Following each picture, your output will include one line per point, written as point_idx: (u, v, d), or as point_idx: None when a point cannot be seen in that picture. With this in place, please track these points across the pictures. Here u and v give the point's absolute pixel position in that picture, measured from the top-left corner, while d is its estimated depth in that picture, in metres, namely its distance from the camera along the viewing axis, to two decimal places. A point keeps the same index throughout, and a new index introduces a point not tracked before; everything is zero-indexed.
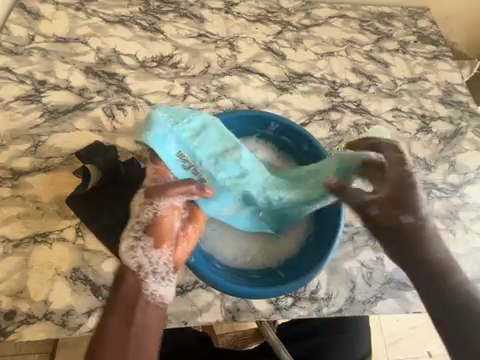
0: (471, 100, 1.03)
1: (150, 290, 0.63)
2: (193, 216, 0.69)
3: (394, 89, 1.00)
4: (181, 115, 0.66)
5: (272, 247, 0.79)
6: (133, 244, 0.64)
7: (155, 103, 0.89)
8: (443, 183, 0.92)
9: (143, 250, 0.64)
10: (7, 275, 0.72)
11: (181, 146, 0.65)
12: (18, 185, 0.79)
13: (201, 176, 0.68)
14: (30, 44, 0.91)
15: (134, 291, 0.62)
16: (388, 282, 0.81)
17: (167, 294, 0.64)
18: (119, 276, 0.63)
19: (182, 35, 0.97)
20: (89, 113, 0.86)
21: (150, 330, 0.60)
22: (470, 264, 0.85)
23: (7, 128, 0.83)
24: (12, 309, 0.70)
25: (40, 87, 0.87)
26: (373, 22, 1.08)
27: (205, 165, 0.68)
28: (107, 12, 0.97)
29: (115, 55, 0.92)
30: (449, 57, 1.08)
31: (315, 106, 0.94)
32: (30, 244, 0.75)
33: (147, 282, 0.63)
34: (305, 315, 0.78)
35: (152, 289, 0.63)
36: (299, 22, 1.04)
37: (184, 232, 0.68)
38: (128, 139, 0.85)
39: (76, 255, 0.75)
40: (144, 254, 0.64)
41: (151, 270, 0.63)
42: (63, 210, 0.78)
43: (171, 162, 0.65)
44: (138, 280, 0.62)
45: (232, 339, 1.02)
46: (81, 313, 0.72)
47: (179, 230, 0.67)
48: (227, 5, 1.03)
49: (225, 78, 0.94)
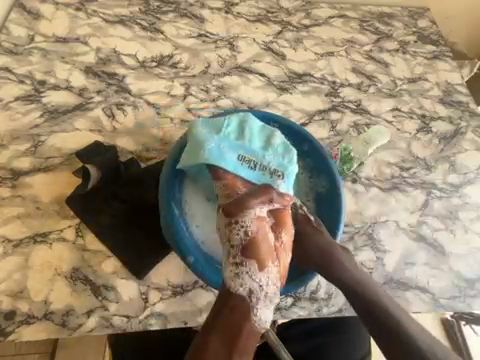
0: (471, 100, 1.03)
1: (258, 315, 0.67)
2: (281, 223, 0.74)
3: (394, 89, 1.00)
4: (220, 123, 0.75)
5: None
6: (236, 271, 0.68)
7: (155, 103, 0.89)
8: (443, 183, 0.92)
9: (249, 276, 0.68)
10: (7, 275, 0.72)
11: (235, 149, 0.74)
12: (18, 185, 0.79)
13: (271, 166, 0.74)
14: (30, 44, 0.91)
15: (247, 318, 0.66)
16: (388, 281, 0.81)
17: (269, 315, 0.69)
18: (226, 296, 0.67)
19: (182, 35, 0.97)
20: (89, 113, 0.86)
21: (247, 358, 0.64)
22: (470, 264, 0.85)
23: (7, 128, 0.82)
24: (12, 309, 0.70)
25: (40, 87, 0.87)
26: (373, 22, 1.08)
27: (267, 157, 0.74)
28: (107, 12, 0.96)
29: (115, 55, 0.92)
30: (449, 57, 1.08)
31: (315, 106, 0.94)
32: (30, 244, 0.75)
33: (256, 307, 0.67)
34: (305, 315, 0.77)
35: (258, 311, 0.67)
36: (299, 22, 1.04)
37: (279, 243, 0.73)
38: (128, 139, 0.85)
39: (76, 255, 0.75)
40: (251, 279, 0.68)
41: (262, 295, 0.68)
42: (63, 210, 0.78)
43: (239, 169, 0.73)
44: (247, 304, 0.67)
45: None
46: (81, 313, 0.72)
47: (275, 242, 0.72)
48: (227, 5, 1.03)
49: (225, 79, 0.94)
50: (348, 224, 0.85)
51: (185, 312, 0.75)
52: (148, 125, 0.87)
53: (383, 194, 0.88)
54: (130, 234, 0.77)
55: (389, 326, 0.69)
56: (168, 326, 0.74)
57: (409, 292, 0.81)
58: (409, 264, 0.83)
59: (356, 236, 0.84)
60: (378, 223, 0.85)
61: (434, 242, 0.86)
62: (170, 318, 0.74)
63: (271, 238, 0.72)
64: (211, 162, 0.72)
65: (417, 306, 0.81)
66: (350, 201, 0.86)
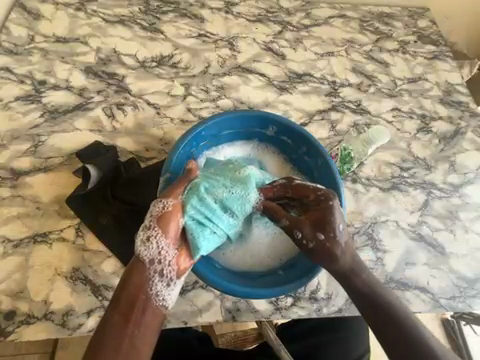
0: (471, 100, 1.03)
1: (155, 290, 0.60)
2: (161, 224, 0.63)
3: (394, 89, 1.00)
4: (233, 206, 0.69)
5: (273, 246, 0.78)
6: (158, 252, 0.62)
7: (155, 103, 0.89)
8: (443, 183, 0.92)
9: (158, 246, 0.62)
10: (7, 275, 0.71)
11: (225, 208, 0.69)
12: (18, 185, 0.78)
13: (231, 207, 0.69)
14: (30, 44, 0.91)
15: (139, 271, 0.60)
16: (388, 281, 0.81)
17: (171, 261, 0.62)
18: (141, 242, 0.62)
19: (181, 35, 0.97)
20: (89, 113, 0.86)
21: (141, 344, 0.57)
22: (469, 263, 0.85)
23: (7, 128, 0.82)
24: (12, 309, 0.70)
25: (40, 87, 0.87)
26: (373, 22, 1.09)
27: (220, 196, 0.68)
28: (107, 12, 0.97)
29: (115, 55, 0.92)
30: (449, 57, 1.08)
31: (315, 106, 0.94)
32: (30, 244, 0.74)
33: (153, 282, 0.61)
34: (305, 315, 0.77)
35: (157, 291, 0.61)
36: (299, 22, 1.04)
37: (163, 215, 0.64)
38: (128, 139, 0.85)
39: (76, 256, 0.75)
40: (156, 253, 0.61)
41: (162, 258, 0.62)
42: (63, 210, 0.78)
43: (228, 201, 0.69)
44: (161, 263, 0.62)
45: (232, 339, 1.02)
46: (81, 313, 0.71)
47: (161, 217, 0.64)
48: (227, 5, 1.03)
49: (225, 79, 0.93)
50: (349, 224, 0.84)
51: (185, 311, 0.74)
52: (148, 125, 0.86)
53: (383, 194, 0.88)
54: (127, 235, 0.76)
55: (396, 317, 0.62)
56: (168, 326, 0.73)
57: (409, 292, 0.80)
58: (409, 264, 0.83)
59: (356, 236, 0.83)
60: (377, 222, 0.85)
61: (433, 242, 0.86)
62: (170, 317, 0.73)
63: (168, 229, 0.63)
64: (234, 197, 0.69)
65: (417, 305, 0.80)
66: (350, 200, 0.86)
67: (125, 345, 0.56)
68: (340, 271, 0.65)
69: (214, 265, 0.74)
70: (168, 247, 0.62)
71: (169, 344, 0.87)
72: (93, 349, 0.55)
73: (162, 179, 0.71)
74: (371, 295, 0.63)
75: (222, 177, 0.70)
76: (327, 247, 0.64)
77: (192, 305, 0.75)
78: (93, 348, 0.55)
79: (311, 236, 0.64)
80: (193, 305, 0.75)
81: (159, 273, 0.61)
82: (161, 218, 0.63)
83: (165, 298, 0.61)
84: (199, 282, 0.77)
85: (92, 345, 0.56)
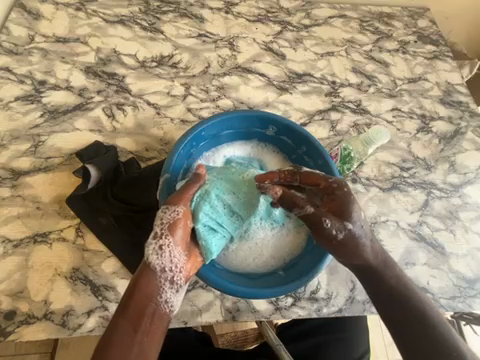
0: (471, 100, 1.03)
1: (164, 297, 0.58)
2: (173, 230, 0.61)
3: (394, 89, 1.00)
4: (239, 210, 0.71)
5: (274, 246, 0.78)
6: (170, 259, 0.59)
7: (155, 103, 0.89)
8: (443, 183, 0.92)
9: (170, 253, 0.59)
10: (7, 275, 0.71)
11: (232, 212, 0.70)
12: (18, 185, 0.78)
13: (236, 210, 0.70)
14: (30, 44, 0.91)
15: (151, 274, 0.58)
16: None
17: (180, 269, 0.60)
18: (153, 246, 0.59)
19: (182, 35, 0.97)
20: (89, 113, 0.86)
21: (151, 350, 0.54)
22: (469, 263, 0.85)
23: (7, 128, 0.82)
24: (12, 309, 0.69)
25: (40, 87, 0.87)
26: (373, 22, 1.09)
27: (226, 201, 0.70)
28: (107, 12, 0.97)
29: (115, 55, 0.92)
30: (449, 57, 1.08)
31: (315, 106, 0.94)
32: (30, 244, 0.74)
33: (163, 288, 0.58)
34: (305, 315, 0.77)
35: (166, 297, 0.58)
36: (299, 22, 1.04)
37: (175, 222, 0.62)
38: (128, 139, 0.85)
39: (76, 256, 0.75)
40: (168, 259, 0.59)
41: (173, 265, 0.59)
42: (62, 210, 0.78)
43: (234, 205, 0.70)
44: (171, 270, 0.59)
45: (232, 339, 1.02)
46: (81, 313, 0.71)
47: (173, 223, 0.61)
48: (227, 5, 1.03)
49: (225, 78, 0.93)
50: None
51: (185, 311, 0.74)
52: (148, 125, 0.86)
53: (383, 194, 0.88)
54: (127, 235, 0.77)
55: (422, 319, 0.62)
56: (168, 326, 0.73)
57: None
58: (410, 264, 0.83)
59: None
60: (377, 223, 0.85)
61: (433, 242, 0.86)
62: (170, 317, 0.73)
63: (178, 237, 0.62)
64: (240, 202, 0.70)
65: None
66: None
67: (135, 350, 0.53)
68: (366, 263, 0.63)
69: (214, 265, 0.73)
70: (178, 255, 0.60)
71: (169, 343, 0.87)
72: (101, 350, 0.52)
73: (162, 179, 0.71)
74: (398, 294, 0.63)
75: (224, 180, 0.71)
76: (356, 241, 0.61)
77: (192, 306, 0.75)
78: (102, 348, 0.52)
79: (341, 227, 0.60)
80: (193, 305, 0.75)
81: (170, 281, 0.59)
82: (174, 225, 0.61)
83: (173, 305, 0.59)
84: (199, 282, 0.77)
85: (101, 346, 0.52)
